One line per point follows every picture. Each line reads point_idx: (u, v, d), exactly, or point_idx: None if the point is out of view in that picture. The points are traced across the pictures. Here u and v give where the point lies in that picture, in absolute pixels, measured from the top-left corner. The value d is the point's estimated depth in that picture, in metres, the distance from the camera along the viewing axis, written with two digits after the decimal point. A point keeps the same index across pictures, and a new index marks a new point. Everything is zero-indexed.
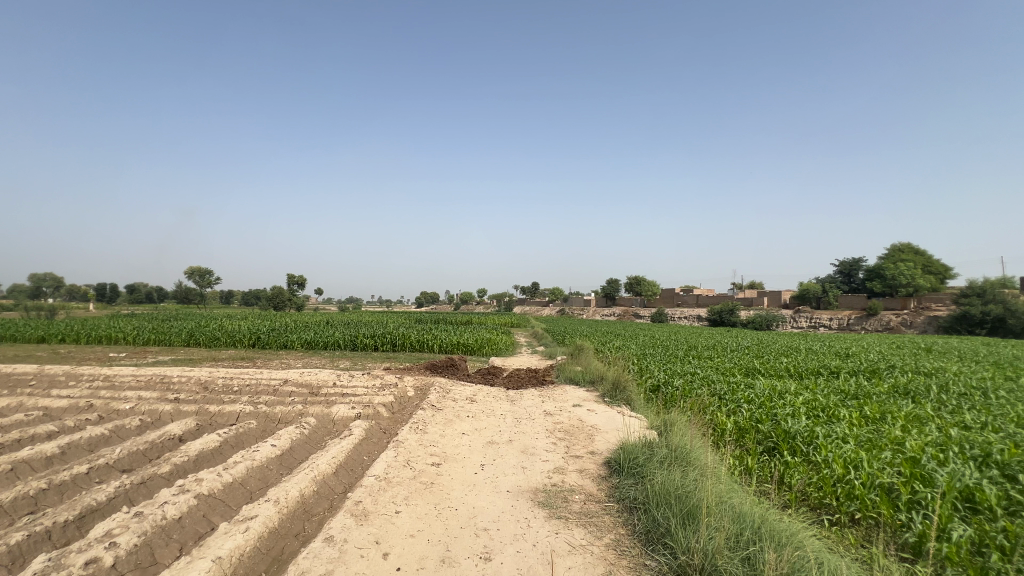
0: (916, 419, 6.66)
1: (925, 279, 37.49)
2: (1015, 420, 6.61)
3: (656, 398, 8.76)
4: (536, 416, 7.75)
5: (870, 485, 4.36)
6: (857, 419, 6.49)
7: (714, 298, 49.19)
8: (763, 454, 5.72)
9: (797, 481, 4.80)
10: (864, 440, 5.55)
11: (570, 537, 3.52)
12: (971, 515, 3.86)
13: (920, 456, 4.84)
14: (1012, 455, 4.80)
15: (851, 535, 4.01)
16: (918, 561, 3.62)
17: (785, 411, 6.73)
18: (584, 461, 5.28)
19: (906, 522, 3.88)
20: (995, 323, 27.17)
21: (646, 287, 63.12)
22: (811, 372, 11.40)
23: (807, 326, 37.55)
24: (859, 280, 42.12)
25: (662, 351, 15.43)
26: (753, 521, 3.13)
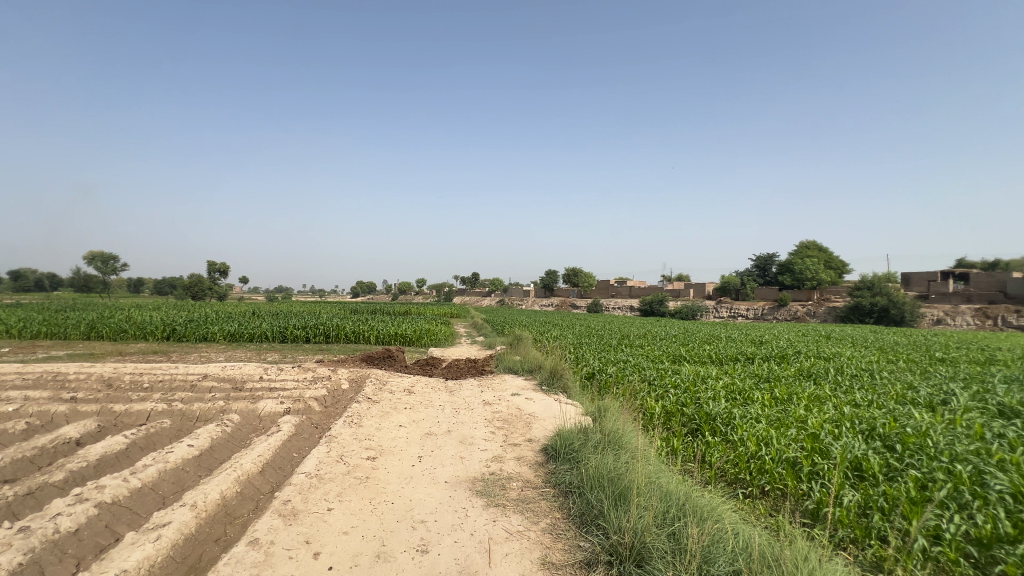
0: (816, 398, 7.44)
1: (826, 274, 41.72)
2: (894, 398, 7.57)
3: (591, 385, 9.10)
4: (475, 406, 7.76)
5: (778, 459, 4.81)
6: (769, 400, 7.13)
7: (646, 289, 51.64)
8: (687, 435, 6.12)
9: (716, 459, 5.19)
10: (774, 418, 6.11)
11: (508, 524, 3.57)
12: (860, 481, 4.39)
13: (819, 432, 5.42)
14: (892, 428, 5.50)
15: (761, 505, 4.41)
16: (816, 525, 4.07)
17: (707, 394, 7.25)
18: (522, 449, 5.36)
19: (807, 491, 4.33)
20: (881, 312, 30.79)
21: (583, 278, 64.95)
22: (730, 358, 12.35)
23: (727, 316, 40.51)
24: (772, 273, 46.04)
25: (596, 340, 16.02)
26: (679, 499, 3.34)
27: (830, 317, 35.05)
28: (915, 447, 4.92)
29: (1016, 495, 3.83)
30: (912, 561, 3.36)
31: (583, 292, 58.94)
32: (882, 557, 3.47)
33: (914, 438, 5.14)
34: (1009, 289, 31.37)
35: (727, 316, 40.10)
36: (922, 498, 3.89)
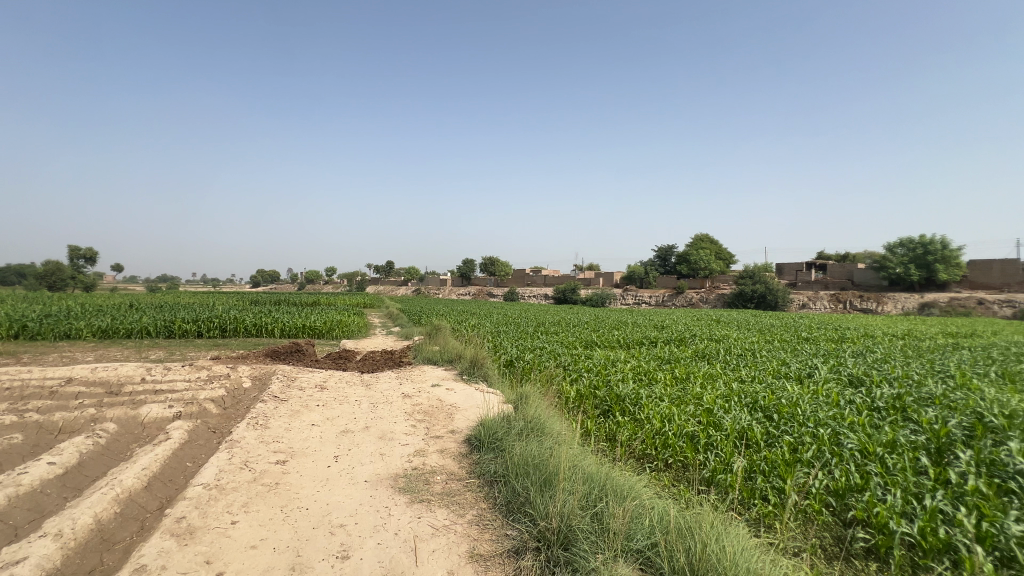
0: (709, 376, 8.22)
1: (716, 264, 46.23)
2: (771, 373, 8.60)
3: (510, 373, 9.22)
4: (393, 399, 7.51)
5: (679, 433, 5.24)
6: (670, 380, 7.75)
7: (559, 277, 53.50)
8: (599, 416, 6.44)
9: (626, 437, 5.52)
10: (675, 396, 6.65)
11: (433, 519, 3.50)
12: (746, 448, 4.93)
13: (713, 406, 5.98)
14: (770, 400, 6.24)
15: (666, 477, 4.77)
16: (711, 490, 4.48)
17: (617, 376, 7.71)
18: (445, 441, 5.28)
19: (703, 461, 4.77)
20: (759, 299, 34.87)
21: (500, 267, 65.58)
22: (636, 342, 13.23)
23: (633, 303, 43.34)
24: (672, 263, 50.03)
25: (513, 328, 16.31)
26: (599, 480, 3.49)
27: (719, 303, 38.96)
28: (788, 416, 5.62)
29: (863, 451, 4.55)
30: (788, 515, 3.83)
31: (499, 281, 59.54)
32: (764, 513, 3.92)
33: (787, 407, 5.89)
34: (856, 278, 37.07)
35: (633, 304, 42.88)
36: (796, 460, 4.46)
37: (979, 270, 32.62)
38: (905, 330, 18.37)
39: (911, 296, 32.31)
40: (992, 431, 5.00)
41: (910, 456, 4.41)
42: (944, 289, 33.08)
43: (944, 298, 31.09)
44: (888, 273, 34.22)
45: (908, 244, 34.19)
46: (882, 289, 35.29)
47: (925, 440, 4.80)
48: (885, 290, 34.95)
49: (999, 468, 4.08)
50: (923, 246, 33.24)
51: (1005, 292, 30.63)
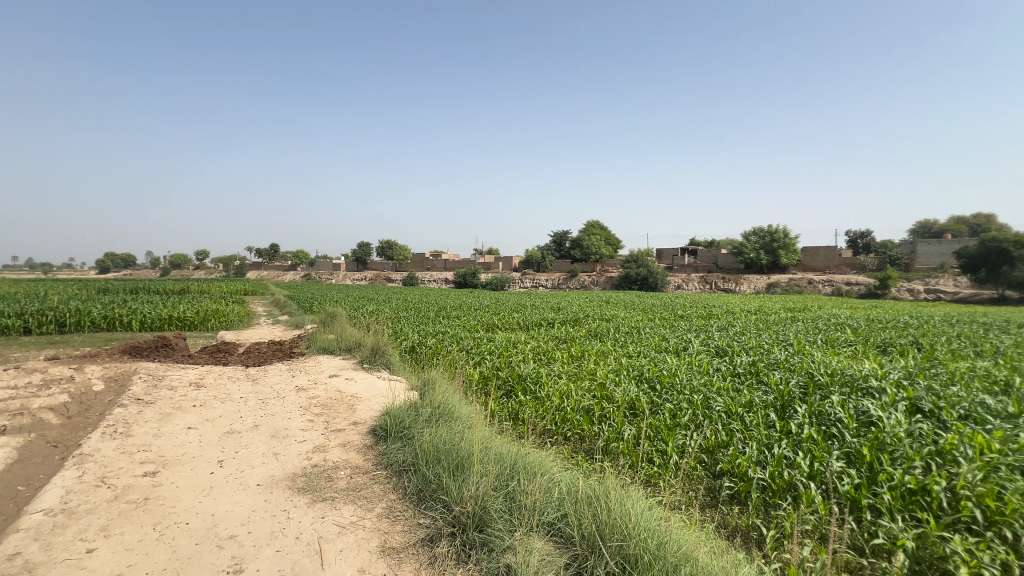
0: (601, 353, 8.85)
1: (606, 249, 49.54)
2: (654, 348, 9.50)
3: (412, 359, 9.01)
4: (285, 394, 6.92)
5: (577, 408, 5.56)
6: (566, 358, 8.19)
7: (459, 262, 53.32)
8: (502, 396, 6.59)
9: (528, 414, 5.72)
10: (571, 373, 7.05)
11: (339, 517, 3.30)
12: (634, 416, 5.39)
13: (605, 381, 6.45)
14: (652, 372, 6.90)
15: (565, 449, 5.04)
16: (605, 457, 4.83)
17: (518, 357, 7.94)
18: (347, 434, 5.00)
19: (598, 431, 5.13)
20: (642, 281, 38.17)
21: (398, 251, 63.45)
22: (535, 324, 13.73)
23: (531, 286, 44.83)
24: (567, 248, 52.52)
25: (414, 313, 15.94)
26: (510, 460, 3.57)
27: (608, 285, 41.88)
28: (668, 385, 6.28)
29: (728, 412, 5.24)
30: (669, 472, 4.27)
31: (397, 265, 57.62)
32: (650, 474, 4.32)
33: (667, 378, 6.56)
34: (719, 262, 42.17)
35: (531, 287, 44.32)
36: (675, 424, 4.98)
37: (810, 255, 38.94)
38: (757, 307, 21.38)
39: (761, 278, 37.63)
40: (819, 388, 6.08)
41: (762, 413, 5.17)
42: (784, 271, 39.05)
43: (784, 279, 36.71)
44: (744, 257, 39.39)
45: (759, 233, 39.59)
46: (739, 272, 40.56)
47: (774, 399, 5.66)
48: (742, 272, 40.25)
49: (826, 417, 4.97)
50: (771, 234, 38.71)
51: (827, 273, 37.04)
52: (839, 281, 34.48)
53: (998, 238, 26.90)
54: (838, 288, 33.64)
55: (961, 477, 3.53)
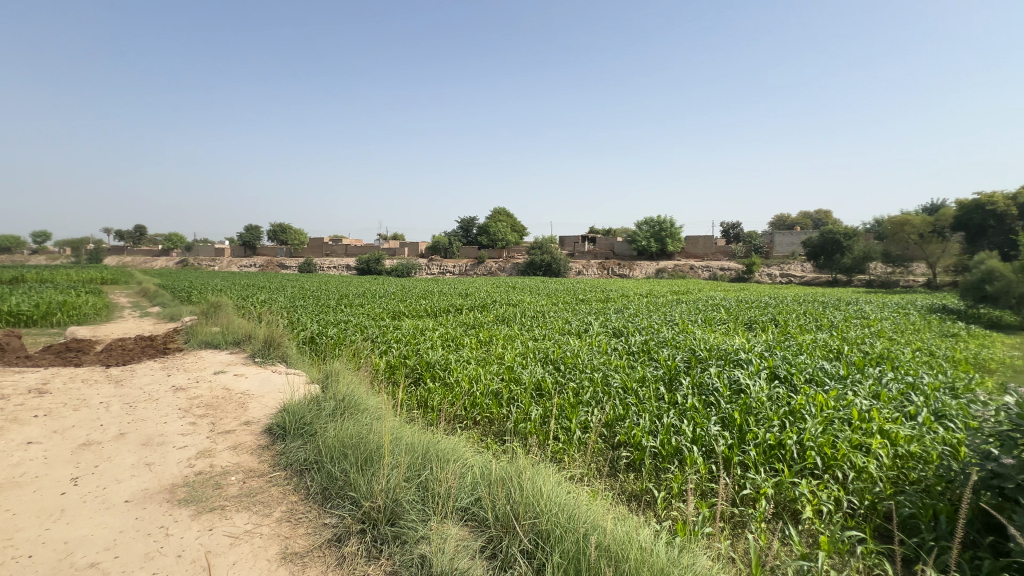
0: (508, 337, 9.01)
1: (512, 236, 50.37)
2: (558, 331, 9.90)
3: (311, 350, 8.43)
4: (159, 395, 6.07)
5: (486, 392, 5.62)
6: (475, 343, 8.22)
7: (362, 247, 50.77)
8: (411, 384, 6.42)
9: (438, 401, 5.64)
10: (479, 358, 7.09)
11: (230, 527, 2.99)
12: (540, 397, 5.59)
13: (513, 364, 6.62)
14: (556, 354, 7.20)
15: (474, 433, 5.07)
16: (514, 438, 4.94)
17: (426, 345, 7.79)
18: (237, 435, 4.54)
19: (507, 413, 5.24)
20: (546, 267, 39.51)
21: (291, 235, 58.60)
22: (442, 310, 13.57)
23: (438, 273, 44.22)
24: (474, 234, 52.49)
25: (312, 301, 14.90)
26: (423, 449, 3.51)
27: (514, 271, 42.75)
28: (571, 365, 6.61)
29: (624, 387, 5.66)
30: (573, 448, 4.50)
31: (291, 250, 53.31)
32: (557, 450, 4.51)
33: (570, 359, 6.90)
34: (616, 249, 45.06)
35: (438, 273, 43.71)
36: (578, 402, 5.25)
37: (692, 243, 43.17)
38: (648, 290, 23.26)
39: (651, 264, 40.92)
40: (699, 362, 6.82)
41: (653, 387, 5.66)
42: (671, 258, 42.87)
43: (671, 265, 40.32)
44: (638, 245, 42.50)
45: (650, 223, 42.90)
46: (633, 258, 43.72)
47: (663, 373, 6.23)
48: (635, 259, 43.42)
49: (705, 387, 5.59)
50: (660, 225, 42.18)
51: (706, 260, 41.39)
52: (715, 267, 38.73)
53: (833, 230, 32.02)
54: (714, 272, 37.77)
55: (808, 431, 4.19)
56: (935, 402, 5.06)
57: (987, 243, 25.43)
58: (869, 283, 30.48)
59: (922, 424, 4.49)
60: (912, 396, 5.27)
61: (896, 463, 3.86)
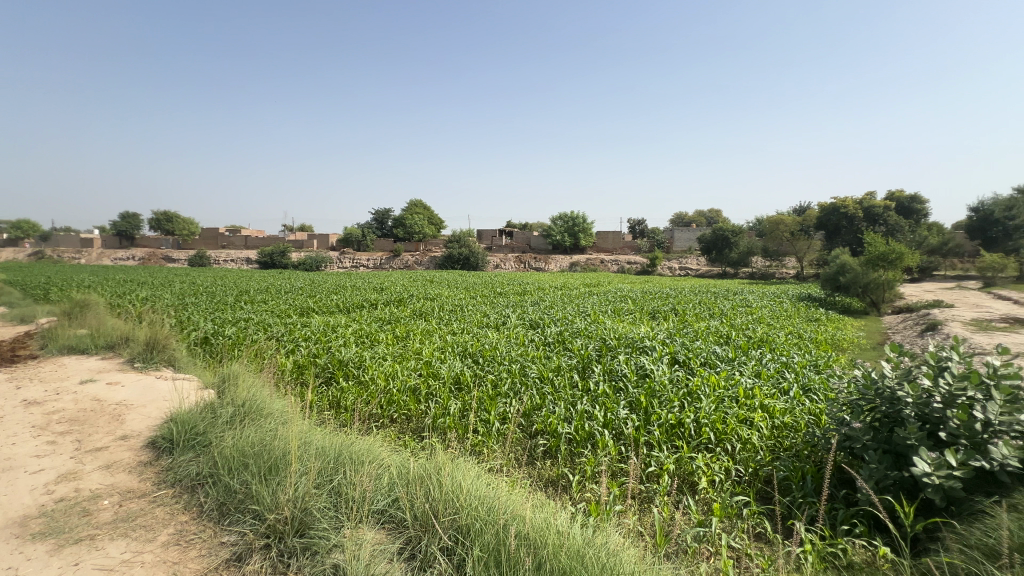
0: (426, 332, 8.85)
1: (429, 229, 49.44)
2: (477, 325, 9.92)
3: (205, 353, 7.60)
4: (6, 412, 5.11)
5: (403, 389, 5.48)
6: (391, 339, 7.96)
7: (264, 238, 46.79)
8: (321, 384, 6.04)
9: (351, 400, 5.36)
10: (396, 354, 6.89)
11: (104, 559, 2.61)
12: (459, 390, 5.57)
13: (431, 359, 6.51)
14: (475, 348, 7.20)
15: (391, 431, 4.90)
16: (432, 434, 4.86)
17: (339, 342, 7.40)
18: (111, 452, 3.97)
19: (425, 409, 5.14)
20: (465, 261, 39.35)
21: (179, 224, 52.37)
22: (356, 305, 12.97)
23: (350, 267, 42.15)
24: (389, 227, 50.68)
25: (205, 297, 13.45)
26: (336, 453, 3.33)
27: (432, 265, 42.02)
28: (490, 358, 6.66)
29: (541, 377, 5.82)
30: (492, 439, 4.54)
31: (178, 241, 47.66)
32: (476, 442, 4.52)
33: (488, 352, 6.95)
34: (532, 244, 46.10)
35: (350, 267, 41.64)
36: (497, 394, 5.31)
37: (602, 238, 45.40)
38: (562, 283, 24.12)
39: (565, 258, 42.46)
40: (609, 350, 7.22)
41: (568, 375, 5.90)
42: (584, 252, 44.81)
43: (584, 259, 42.15)
44: (553, 239, 43.81)
45: (564, 218, 44.40)
46: (549, 252, 45.00)
47: (577, 362, 6.51)
48: (550, 253, 44.75)
49: (615, 373, 5.93)
50: (573, 220, 43.76)
51: (615, 254, 43.79)
52: (623, 261, 41.16)
53: (723, 228, 35.38)
54: (622, 266, 40.15)
55: (703, 410, 4.62)
56: (802, 378, 5.85)
57: (840, 241, 30.04)
58: (751, 276, 34.15)
59: (793, 397, 5.17)
60: (785, 373, 6.04)
61: (774, 433, 4.39)
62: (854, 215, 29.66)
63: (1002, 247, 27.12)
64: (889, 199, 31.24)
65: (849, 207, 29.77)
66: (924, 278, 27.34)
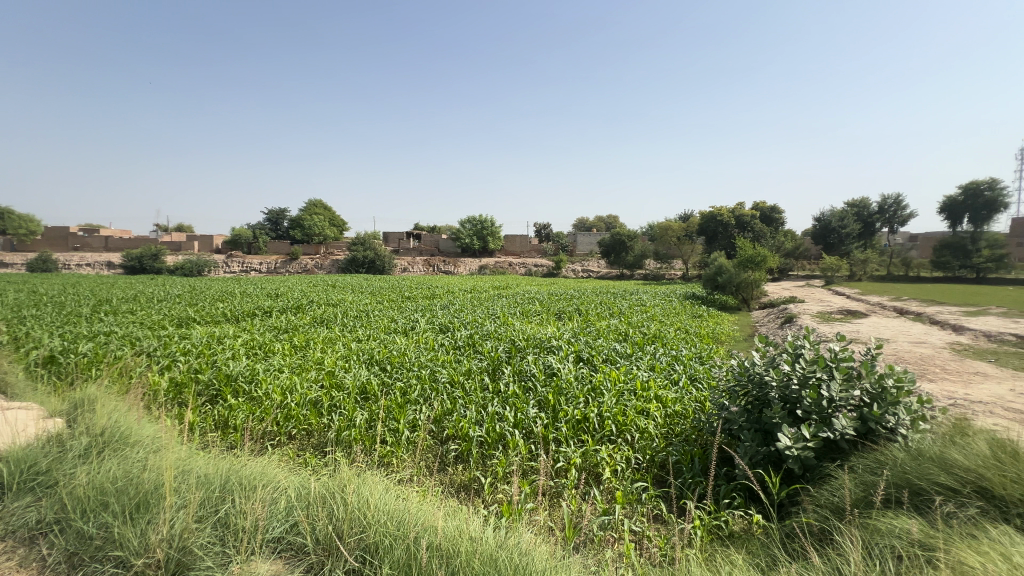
0: (329, 340, 8.32)
1: (330, 230, 46.60)
2: (384, 330, 9.56)
3: (50, 375, 6.38)
4: None
5: (302, 403, 5.08)
6: (289, 349, 7.36)
7: (129, 240, 40.70)
8: (205, 403, 5.38)
9: (240, 418, 4.82)
10: (294, 365, 6.39)
11: None
12: (365, 400, 5.32)
13: (334, 369, 6.12)
14: (383, 355, 6.92)
15: (289, 449, 4.51)
16: (335, 448, 4.57)
17: (226, 355, 6.67)
18: None
19: (328, 422, 4.83)
20: (370, 264, 37.69)
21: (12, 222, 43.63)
22: (247, 314, 11.80)
23: (240, 271, 38.29)
24: (284, 228, 46.91)
25: (49, 309, 11.32)
26: (222, 480, 2.99)
27: (334, 268, 39.70)
28: (398, 364, 6.45)
29: (451, 381, 5.76)
30: (401, 448, 4.38)
31: (12, 242, 39.63)
32: (384, 453, 4.33)
33: (397, 358, 6.73)
34: (441, 247, 45.58)
35: (240, 272, 37.84)
36: (406, 401, 5.14)
37: (510, 241, 46.30)
38: (471, 286, 24.14)
39: (475, 261, 42.57)
40: (518, 351, 7.37)
41: (478, 378, 5.91)
42: (492, 256, 45.30)
43: (493, 262, 42.60)
44: (462, 242, 43.69)
45: (472, 221, 44.50)
46: (458, 255, 44.84)
47: (487, 364, 6.55)
48: (459, 256, 44.58)
49: (524, 373, 6.08)
50: (482, 223, 44.01)
51: (522, 257, 44.87)
52: (530, 263, 42.30)
53: (620, 233, 37.92)
54: (530, 269, 41.27)
55: (605, 404, 4.90)
56: (689, 369, 6.49)
57: (717, 246, 33.83)
58: (645, 277, 37.05)
59: (682, 387, 5.70)
60: (675, 365, 6.64)
61: (666, 421, 4.79)
62: (728, 222, 33.58)
63: (838, 251, 32.41)
64: (755, 208, 35.80)
65: (724, 216, 33.60)
66: (783, 278, 31.74)
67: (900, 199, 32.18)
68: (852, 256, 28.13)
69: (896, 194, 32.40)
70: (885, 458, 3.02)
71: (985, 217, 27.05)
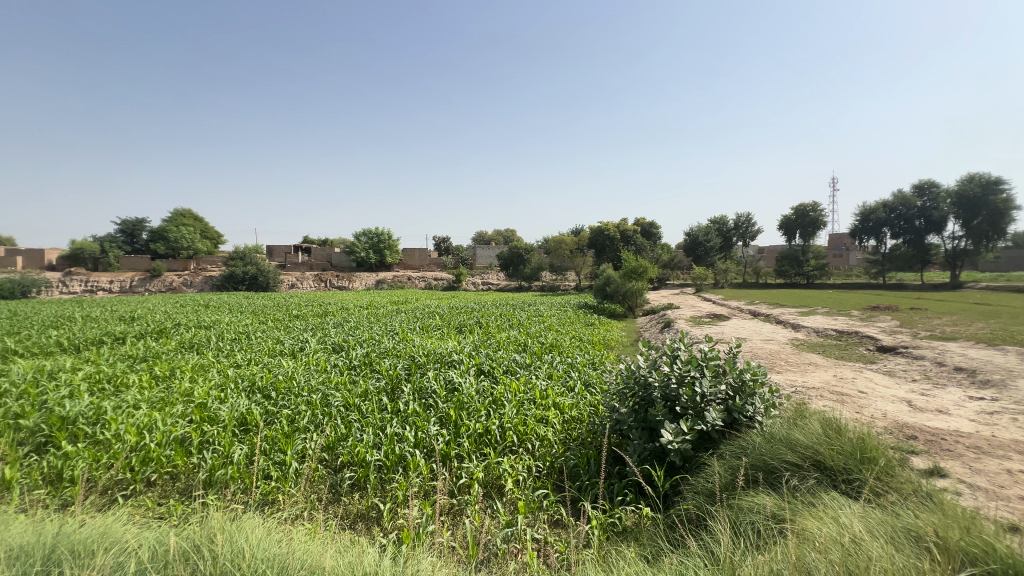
0: (199, 368, 7.33)
1: (202, 243, 41.48)
2: (268, 353, 8.70)
3: None
4: None
5: (164, 442, 4.37)
6: (148, 381, 6.33)
7: None
8: (30, 454, 4.37)
9: (79, 467, 3.99)
10: (156, 399, 5.49)
11: None
12: (245, 432, 4.76)
13: (206, 401, 5.38)
14: (268, 381, 6.24)
15: (146, 499, 3.85)
16: (206, 491, 3.99)
17: (60, 393, 5.52)
18: None
19: (197, 462, 4.23)
20: (251, 280, 34.12)
21: None
22: (91, 342, 9.94)
23: (84, 292, 32.43)
24: (142, 240, 40.74)
25: None
26: (48, 549, 2.44)
27: (208, 286, 35.32)
28: (284, 390, 5.87)
29: (346, 404, 5.39)
30: (288, 482, 3.98)
31: None
32: (267, 492, 3.88)
33: (283, 383, 6.12)
34: (333, 260, 42.98)
35: (83, 292, 32.08)
36: (294, 430, 4.69)
37: (409, 255, 45.20)
38: (368, 302, 23.09)
39: (371, 276, 40.78)
40: (419, 367, 7.15)
41: (376, 399, 5.60)
42: (389, 270, 43.77)
43: (390, 276, 41.16)
44: (356, 256, 41.62)
45: (368, 234, 42.69)
46: (353, 269, 42.60)
47: (386, 384, 6.24)
48: (354, 270, 42.37)
49: (424, 390, 5.90)
50: (378, 236, 42.41)
51: (422, 270, 44.04)
52: (430, 277, 41.68)
53: (518, 246, 38.92)
54: (429, 282, 40.69)
55: (507, 415, 4.96)
56: (584, 375, 6.83)
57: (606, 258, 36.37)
58: (542, 288, 38.40)
59: (577, 393, 5.98)
60: (570, 373, 6.95)
61: (564, 426, 4.99)
62: (615, 237, 36.44)
63: (705, 263, 36.70)
64: (636, 224, 39.29)
65: (611, 231, 36.38)
66: (662, 287, 35.12)
67: (749, 218, 37.57)
68: (716, 267, 32.07)
69: (746, 213, 37.76)
70: (745, 443, 3.45)
71: (811, 233, 32.66)
